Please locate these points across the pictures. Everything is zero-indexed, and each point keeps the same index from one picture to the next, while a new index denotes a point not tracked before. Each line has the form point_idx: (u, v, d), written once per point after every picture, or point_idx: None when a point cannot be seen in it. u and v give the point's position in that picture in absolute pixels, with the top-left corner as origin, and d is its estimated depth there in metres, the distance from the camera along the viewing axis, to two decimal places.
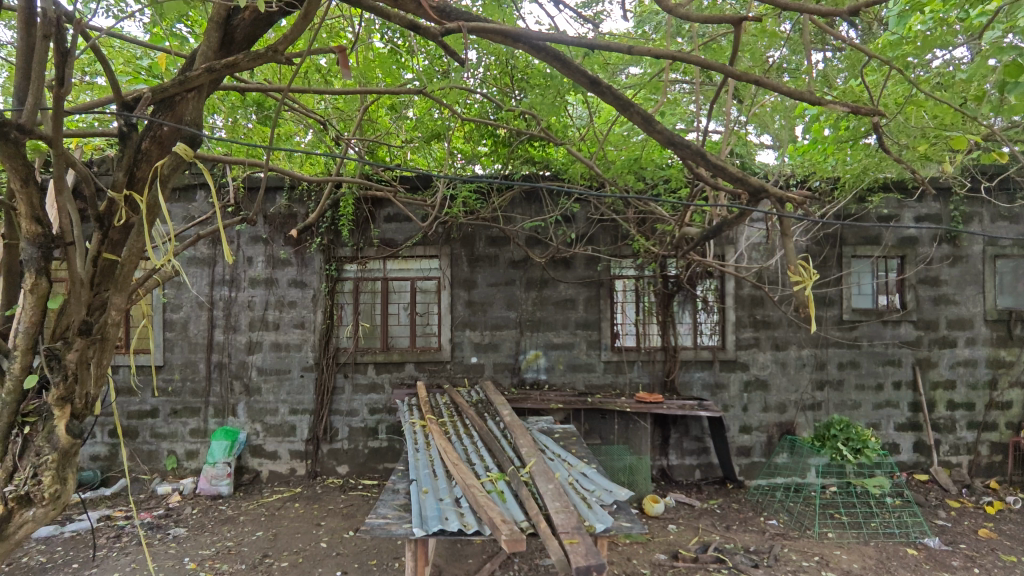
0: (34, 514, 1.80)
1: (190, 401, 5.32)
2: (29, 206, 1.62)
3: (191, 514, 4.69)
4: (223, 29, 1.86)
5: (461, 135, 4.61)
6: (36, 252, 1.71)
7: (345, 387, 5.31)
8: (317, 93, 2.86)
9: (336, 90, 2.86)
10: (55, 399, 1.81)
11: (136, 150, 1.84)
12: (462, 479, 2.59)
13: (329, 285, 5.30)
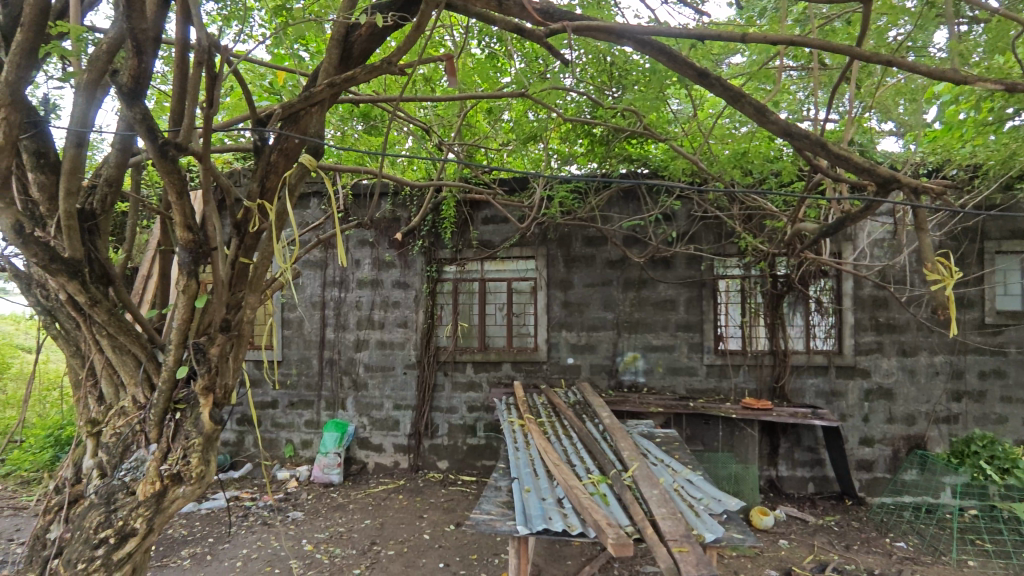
0: (183, 491, 2.01)
1: (305, 393, 5.72)
2: (184, 216, 1.81)
3: (307, 499, 5.04)
4: (342, 45, 1.97)
5: (558, 136, 4.61)
6: (187, 257, 1.90)
7: (445, 385, 5.48)
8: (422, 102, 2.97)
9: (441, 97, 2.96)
10: (200, 389, 1.99)
11: (267, 163, 1.99)
12: (564, 480, 2.58)
13: (430, 286, 5.51)
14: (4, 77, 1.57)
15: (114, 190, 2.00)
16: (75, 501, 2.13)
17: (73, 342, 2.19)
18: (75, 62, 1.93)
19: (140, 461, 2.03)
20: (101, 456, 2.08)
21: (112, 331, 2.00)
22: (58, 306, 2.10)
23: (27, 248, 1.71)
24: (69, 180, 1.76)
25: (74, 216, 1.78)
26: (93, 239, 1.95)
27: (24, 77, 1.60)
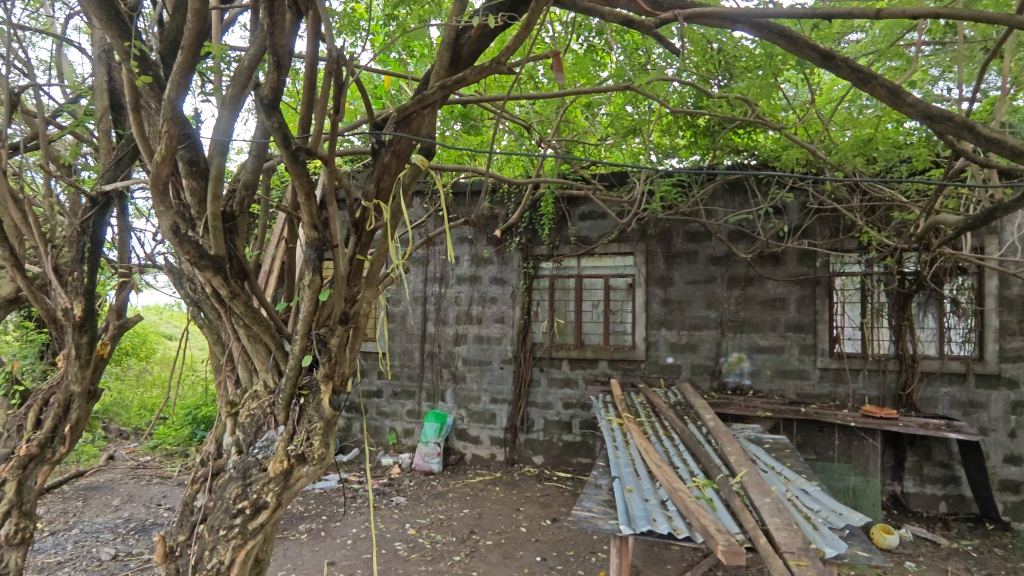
0: (307, 470, 2.18)
1: (408, 384, 5.99)
2: (310, 216, 1.95)
3: (410, 485, 5.28)
4: (453, 48, 2.03)
5: (659, 128, 4.48)
6: (313, 254, 2.04)
7: (541, 380, 5.52)
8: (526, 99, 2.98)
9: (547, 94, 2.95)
10: (322, 376, 2.15)
11: (381, 164, 2.11)
12: (668, 482, 2.52)
13: (527, 282, 5.57)
14: (167, 96, 1.74)
15: (250, 194, 2.18)
16: (217, 473, 2.36)
17: (215, 331, 2.43)
18: (219, 77, 2.13)
19: (271, 440, 2.22)
20: (238, 435, 2.30)
21: (248, 321, 2.19)
22: (204, 298, 2.33)
23: (182, 247, 1.92)
24: (214, 185, 1.94)
25: (219, 218, 1.97)
26: (233, 238, 2.15)
27: (182, 95, 1.76)
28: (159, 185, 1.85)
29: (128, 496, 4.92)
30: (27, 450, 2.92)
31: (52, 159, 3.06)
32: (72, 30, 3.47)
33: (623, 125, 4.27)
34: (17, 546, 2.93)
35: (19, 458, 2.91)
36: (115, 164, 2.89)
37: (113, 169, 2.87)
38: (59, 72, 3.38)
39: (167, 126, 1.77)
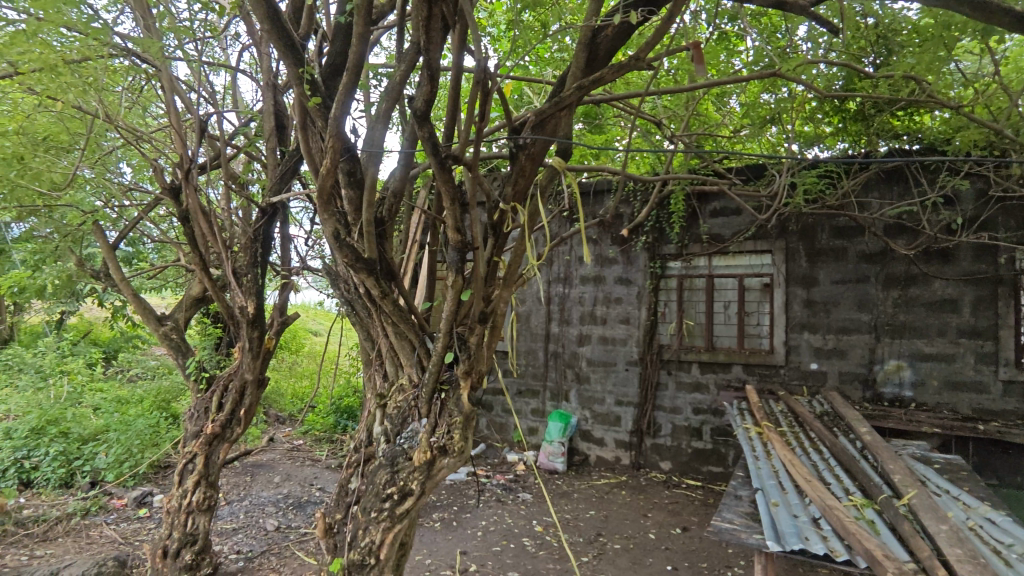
0: (448, 462, 2.29)
1: (533, 383, 6.07)
2: (454, 219, 2.05)
3: (535, 483, 5.37)
4: (589, 48, 2.03)
5: (801, 115, 4.15)
6: (456, 256, 2.16)
7: (668, 384, 5.35)
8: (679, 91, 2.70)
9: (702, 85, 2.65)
10: (462, 372, 2.26)
11: (517, 168, 2.16)
12: (820, 498, 2.32)
13: (654, 282, 5.43)
14: (333, 114, 1.90)
15: (398, 201, 2.34)
16: (368, 459, 2.56)
17: (365, 327, 2.63)
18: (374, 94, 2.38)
19: (415, 432, 2.36)
20: (386, 425, 2.47)
21: (395, 319, 2.35)
22: (357, 298, 2.54)
23: (342, 250, 2.11)
24: (370, 193, 2.10)
25: (372, 223, 2.13)
26: (383, 242, 2.32)
27: (345, 114, 1.92)
28: (325, 195, 2.04)
29: (287, 475, 5.48)
30: (213, 429, 3.36)
31: (231, 176, 3.50)
32: (244, 62, 3.94)
33: (760, 114, 4.02)
34: (204, 512, 3.39)
35: (206, 435, 3.36)
36: (281, 178, 3.33)
37: (279, 182, 3.29)
38: (233, 100, 3.86)
39: (333, 141, 1.94)
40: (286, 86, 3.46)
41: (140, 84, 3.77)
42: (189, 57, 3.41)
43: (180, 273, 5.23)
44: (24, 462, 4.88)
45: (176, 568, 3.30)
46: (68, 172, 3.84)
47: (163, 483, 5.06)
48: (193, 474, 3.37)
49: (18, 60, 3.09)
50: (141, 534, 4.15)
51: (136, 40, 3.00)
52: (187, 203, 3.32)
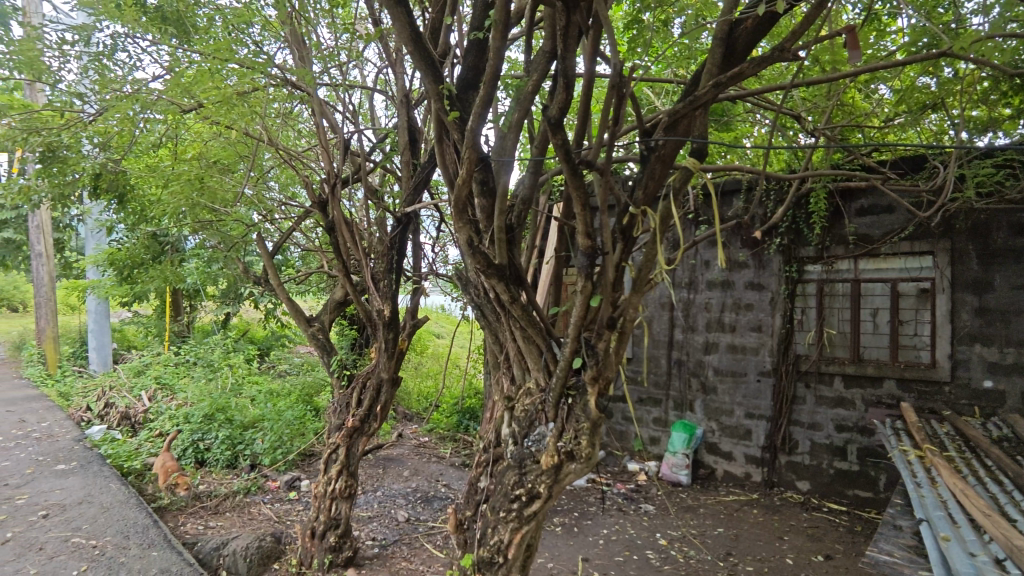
0: (576, 467, 2.28)
1: (654, 392, 5.88)
2: (585, 224, 2.06)
3: (658, 495, 5.21)
4: (726, 42, 1.95)
5: (971, 98, 3.66)
6: (586, 261, 2.17)
7: (807, 398, 4.96)
8: (830, 81, 2.35)
9: (856, 71, 2.27)
10: (590, 378, 2.25)
11: (648, 172, 2.12)
12: (1005, 536, 1.99)
13: (790, 287, 5.06)
14: (470, 127, 2.00)
15: (527, 208, 2.39)
16: (496, 460, 2.62)
17: (494, 331, 2.70)
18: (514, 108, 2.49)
19: (542, 435, 2.38)
20: (514, 427, 2.51)
21: (524, 324, 2.40)
22: (487, 303, 2.61)
23: (475, 257, 2.21)
24: (501, 201, 2.17)
25: (503, 230, 2.20)
26: (513, 248, 2.38)
27: (481, 125, 2.00)
28: (460, 205, 2.14)
29: (416, 469, 5.78)
30: (354, 423, 3.64)
31: (370, 189, 3.79)
32: (380, 82, 4.25)
33: (918, 100, 3.61)
34: (345, 499, 3.66)
35: (348, 428, 3.63)
36: (414, 188, 3.56)
37: (413, 193, 3.52)
38: (371, 118, 4.17)
39: (469, 152, 2.04)
40: (419, 102, 3.68)
41: (291, 107, 4.16)
42: (334, 81, 3.73)
43: (323, 278, 5.72)
44: (199, 443, 5.58)
45: (322, 548, 3.60)
46: (236, 190, 4.37)
47: (309, 470, 5.56)
48: (336, 463, 3.65)
49: (200, 94, 3.58)
50: (292, 514, 4.59)
51: (292, 70, 3.35)
52: (333, 215, 3.63)
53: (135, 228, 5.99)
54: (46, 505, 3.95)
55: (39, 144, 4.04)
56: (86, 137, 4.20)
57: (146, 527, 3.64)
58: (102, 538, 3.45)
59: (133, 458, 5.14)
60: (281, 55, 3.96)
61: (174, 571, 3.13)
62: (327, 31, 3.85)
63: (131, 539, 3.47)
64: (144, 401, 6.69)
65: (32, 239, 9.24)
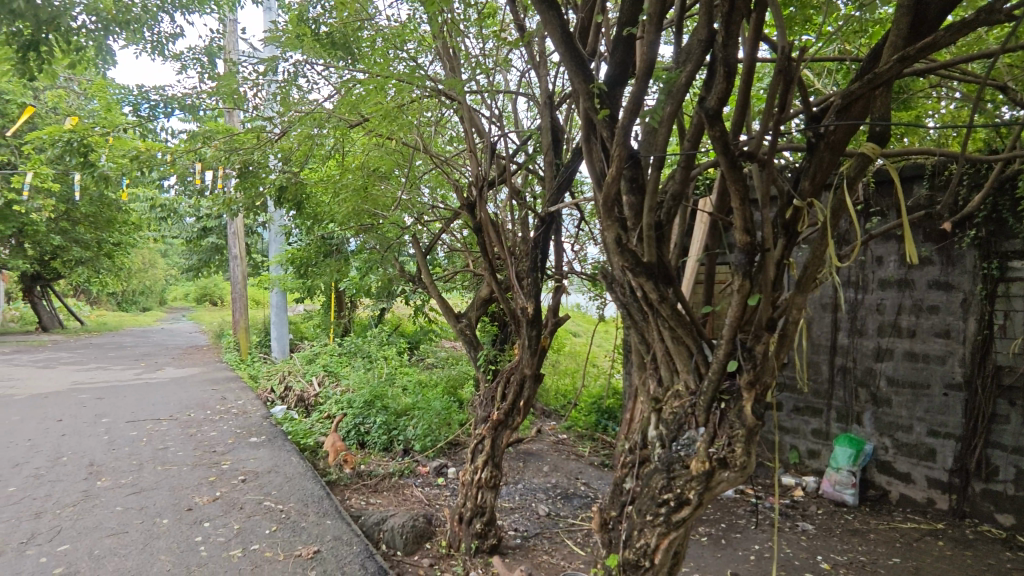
0: (728, 476, 2.18)
1: (814, 401, 5.37)
2: (743, 221, 1.96)
3: (818, 514, 4.77)
4: (915, 10, 1.74)
5: None
6: (744, 259, 2.06)
7: (1011, 417, 4.24)
8: None
9: None
10: (745, 383, 2.13)
11: (816, 162, 1.96)
12: None
13: (988, 287, 4.36)
14: (621, 124, 2.01)
15: (677, 204, 2.33)
16: (642, 462, 2.58)
17: (640, 331, 2.66)
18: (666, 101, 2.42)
19: (692, 440, 2.29)
20: (661, 429, 2.44)
21: (673, 324, 2.33)
22: (632, 302, 2.56)
23: (623, 255, 2.22)
24: (651, 198, 2.15)
25: (652, 228, 2.18)
26: (661, 246, 2.34)
27: (632, 121, 2.01)
28: (609, 202, 2.16)
29: (555, 465, 5.85)
30: (498, 416, 3.77)
31: (514, 190, 3.91)
32: (524, 85, 4.36)
33: None
34: (490, 489, 3.81)
35: (492, 421, 3.78)
36: (557, 189, 3.60)
37: (556, 193, 3.57)
38: (514, 121, 4.30)
39: (619, 150, 2.05)
40: (562, 102, 3.73)
41: (442, 116, 4.43)
42: (481, 88, 3.90)
43: (468, 278, 6.02)
44: (360, 426, 6.14)
45: (469, 534, 3.78)
46: (394, 195, 4.74)
47: (455, 459, 5.88)
48: (482, 454, 3.81)
49: (366, 110, 3.94)
50: (440, 499, 4.88)
51: (443, 81, 3.57)
52: (479, 216, 3.79)
53: (308, 232, 6.76)
54: (244, 471, 4.61)
55: (238, 162, 4.73)
56: (273, 154, 4.83)
57: (320, 498, 4.09)
58: (287, 504, 3.95)
59: (308, 436, 5.81)
60: (433, 67, 4.23)
61: (345, 540, 3.48)
62: (475, 40, 4.04)
63: (310, 507, 3.93)
64: (315, 386, 7.52)
65: (229, 243, 10.77)
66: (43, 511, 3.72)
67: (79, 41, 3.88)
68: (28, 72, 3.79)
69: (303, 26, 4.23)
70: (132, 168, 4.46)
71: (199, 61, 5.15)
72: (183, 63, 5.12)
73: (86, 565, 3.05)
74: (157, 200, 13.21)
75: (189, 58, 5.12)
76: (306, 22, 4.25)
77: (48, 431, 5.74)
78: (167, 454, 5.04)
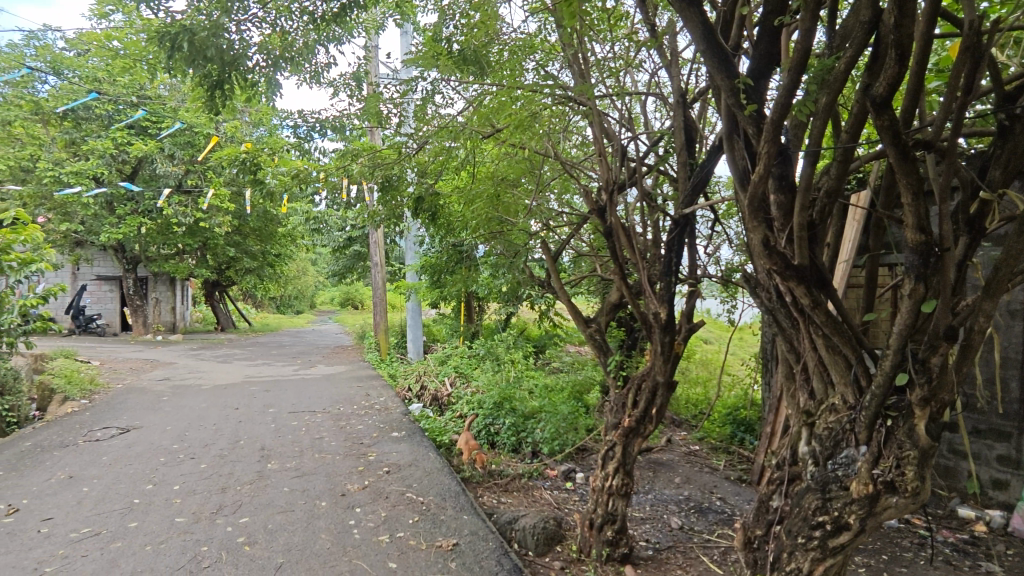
0: (896, 502, 1.96)
1: (999, 423, 4.64)
2: (916, 217, 1.79)
3: (1007, 554, 4.11)
4: None
5: None
6: (917, 259, 1.85)
7: None
8: None
9: None
10: (917, 399, 1.90)
11: (1009, 148, 1.73)
12: None
13: None
14: (770, 118, 1.93)
15: (831, 201, 2.19)
16: (794, 480, 2.40)
17: (789, 339, 2.49)
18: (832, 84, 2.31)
19: (851, 459, 2.09)
20: (814, 445, 2.26)
21: (828, 331, 2.16)
22: (780, 307, 2.41)
23: (771, 258, 2.11)
24: (803, 196, 2.03)
25: (804, 228, 2.05)
26: (814, 246, 2.20)
27: (784, 115, 1.93)
28: (755, 203, 2.07)
29: (687, 477, 5.60)
30: (629, 423, 3.69)
31: (644, 193, 3.84)
32: (653, 85, 4.27)
33: None
34: (621, 497, 3.75)
35: (624, 427, 3.71)
36: (693, 188, 3.46)
37: (691, 193, 3.44)
38: (643, 122, 4.22)
39: (768, 147, 1.98)
40: (695, 99, 3.60)
41: (571, 122, 4.47)
42: (610, 92, 3.88)
43: (596, 282, 6.01)
44: (490, 426, 6.34)
45: (600, 540, 3.75)
46: (524, 202, 4.87)
47: (583, 464, 5.86)
48: (613, 460, 3.75)
49: (499, 121, 4.09)
50: (569, 504, 4.90)
51: (573, 88, 3.60)
52: (609, 220, 3.75)
53: (443, 240, 7.14)
54: (388, 463, 4.96)
55: (381, 176, 5.12)
56: (411, 168, 5.17)
57: (455, 494, 4.28)
58: (427, 496, 4.20)
59: (443, 433, 6.12)
60: (561, 73, 4.28)
61: (481, 536, 3.62)
62: (604, 45, 4.04)
63: (447, 501, 4.13)
64: (448, 386, 7.91)
65: (371, 251, 11.69)
66: (228, 486, 4.29)
67: (254, 78, 4.45)
68: (216, 108, 4.37)
69: (439, 45, 4.48)
70: (293, 185, 4.99)
71: (349, 86, 5.66)
72: (335, 89, 5.66)
73: (263, 537, 3.47)
74: (310, 214, 14.69)
75: (341, 84, 5.65)
76: (441, 41, 4.50)
77: (228, 418, 6.60)
78: (323, 443, 5.58)
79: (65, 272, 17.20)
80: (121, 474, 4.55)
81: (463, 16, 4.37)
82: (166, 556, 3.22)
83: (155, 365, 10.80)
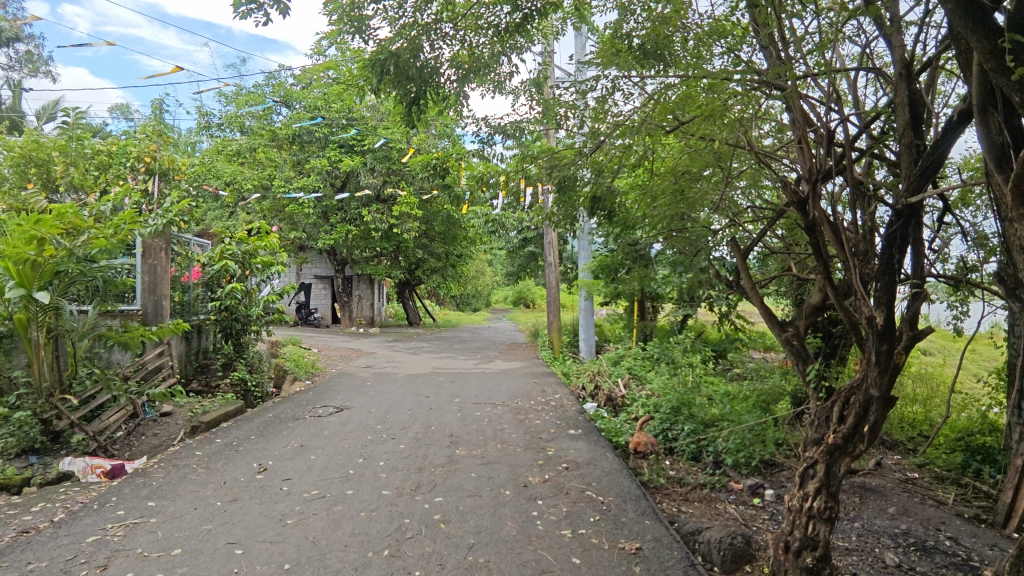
0: None
1: None
2: None
3: None
4: None
5: None
6: None
7: None
8: None
9: None
10: None
11: None
12: None
13: None
14: None
15: None
16: None
17: None
18: None
19: None
20: None
21: None
22: None
23: None
24: None
25: None
26: None
27: None
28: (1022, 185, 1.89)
29: (905, 508, 4.82)
30: (834, 438, 3.29)
31: (855, 181, 3.38)
32: (866, 59, 3.78)
33: None
34: (825, 521, 3.34)
35: (828, 443, 3.31)
36: (923, 173, 2.95)
37: (919, 179, 2.94)
38: (852, 101, 3.75)
39: None
40: (924, 70, 3.11)
41: (763, 110, 4.14)
42: (813, 72, 3.52)
43: (788, 283, 5.52)
44: (668, 431, 6.14)
45: (797, 567, 3.37)
46: (707, 198, 4.63)
47: (772, 480, 5.40)
48: (814, 480, 3.38)
49: (685, 112, 3.91)
50: (758, 522, 4.54)
51: (768, 71, 3.33)
52: (812, 213, 3.37)
53: (619, 241, 7.10)
54: (567, 459, 5.06)
55: (559, 177, 5.19)
56: (587, 167, 5.16)
57: (637, 497, 4.21)
58: (607, 497, 4.19)
59: (620, 434, 6.07)
60: (753, 57, 3.97)
61: (665, 543, 3.50)
62: (805, 20, 3.66)
63: (628, 503, 4.09)
64: (622, 387, 7.85)
65: (545, 252, 12.03)
66: (424, 467, 4.73)
67: (445, 92, 4.83)
68: (414, 123, 4.79)
69: (620, 41, 4.41)
70: (477, 189, 5.32)
71: (530, 92, 5.87)
72: (517, 95, 5.90)
73: (455, 517, 3.75)
74: (490, 216, 15.51)
75: (522, 91, 5.88)
76: (621, 38, 4.44)
77: (421, 405, 7.28)
78: (505, 434, 5.88)
79: (293, 272, 20.36)
80: (339, 447, 5.26)
81: (645, 10, 4.25)
82: (377, 523, 3.64)
83: (361, 354, 12.29)
